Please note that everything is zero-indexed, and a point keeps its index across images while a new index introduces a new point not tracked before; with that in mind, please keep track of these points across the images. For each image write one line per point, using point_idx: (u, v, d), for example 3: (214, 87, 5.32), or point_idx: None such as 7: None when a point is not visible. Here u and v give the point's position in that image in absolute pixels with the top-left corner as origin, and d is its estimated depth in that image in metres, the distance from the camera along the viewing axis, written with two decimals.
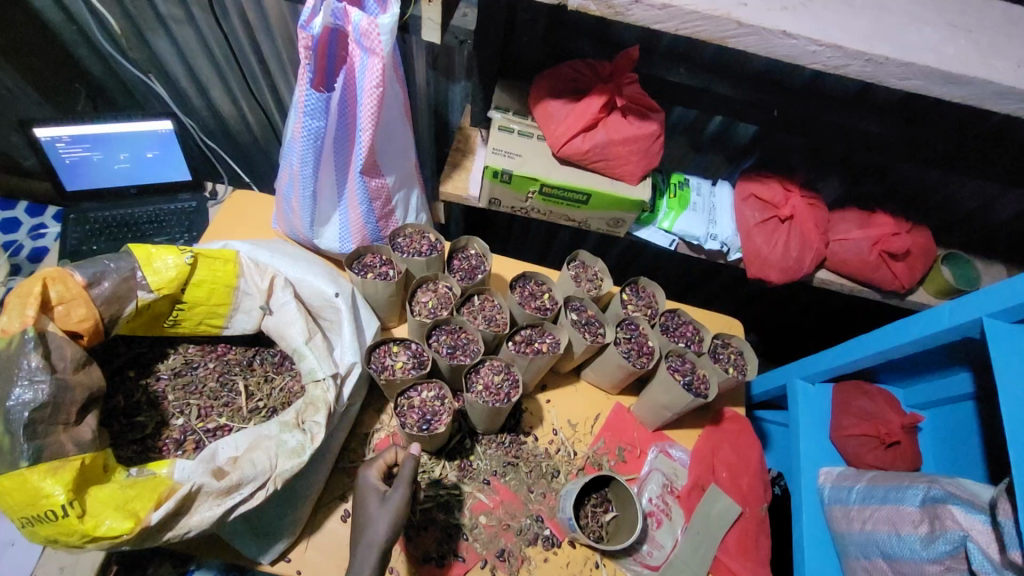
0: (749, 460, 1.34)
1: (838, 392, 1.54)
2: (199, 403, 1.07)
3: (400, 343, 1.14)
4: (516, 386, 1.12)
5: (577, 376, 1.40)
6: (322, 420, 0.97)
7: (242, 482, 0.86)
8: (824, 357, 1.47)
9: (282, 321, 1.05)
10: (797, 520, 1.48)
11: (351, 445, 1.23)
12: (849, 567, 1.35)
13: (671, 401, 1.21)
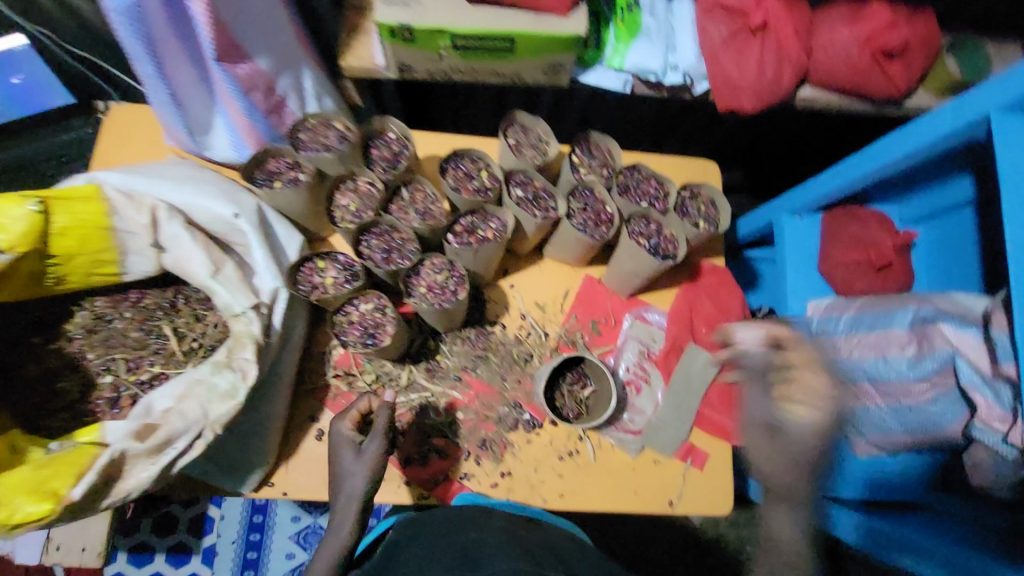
0: (731, 311, 1.28)
1: (829, 220, 1.38)
2: (124, 356, 0.98)
3: (326, 257, 1.00)
4: (463, 282, 1.01)
5: (540, 254, 1.28)
6: (252, 356, 0.89)
7: (172, 438, 0.81)
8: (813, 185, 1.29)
9: (180, 255, 0.91)
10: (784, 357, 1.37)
11: (310, 366, 1.17)
12: None
13: (638, 268, 1.10)
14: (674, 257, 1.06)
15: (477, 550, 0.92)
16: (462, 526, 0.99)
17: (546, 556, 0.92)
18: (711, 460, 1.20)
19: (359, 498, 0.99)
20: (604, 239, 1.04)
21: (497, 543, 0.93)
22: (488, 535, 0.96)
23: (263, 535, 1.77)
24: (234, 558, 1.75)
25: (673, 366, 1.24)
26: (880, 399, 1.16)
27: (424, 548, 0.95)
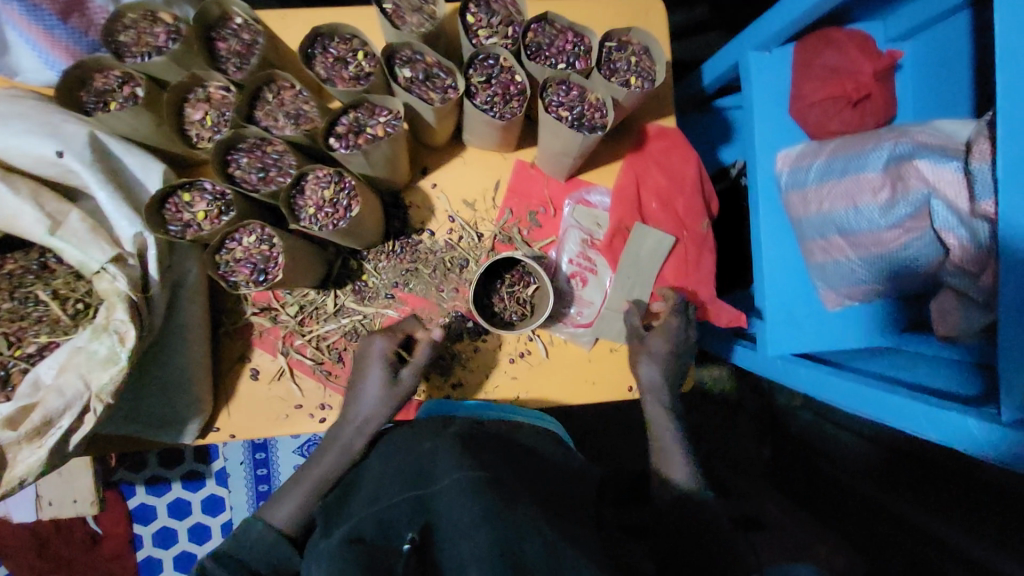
0: (684, 178, 1.14)
1: (801, 50, 1.17)
2: (4, 330, 0.89)
3: (191, 187, 0.85)
4: (356, 194, 0.87)
5: (461, 145, 1.12)
6: (125, 316, 0.78)
7: (53, 417, 0.74)
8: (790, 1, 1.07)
9: (6, 210, 0.77)
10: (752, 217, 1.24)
11: (227, 306, 1.07)
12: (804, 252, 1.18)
13: (564, 147, 0.95)
14: (601, 128, 0.89)
15: (431, 458, 0.79)
16: (422, 436, 0.86)
17: (502, 458, 0.79)
18: None
19: (373, 424, 0.95)
20: (514, 118, 0.87)
21: (452, 446, 0.80)
22: (441, 442, 0.82)
23: (268, 454, 1.81)
24: (246, 476, 1.81)
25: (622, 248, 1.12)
26: (850, 250, 1.09)
27: (385, 467, 0.84)
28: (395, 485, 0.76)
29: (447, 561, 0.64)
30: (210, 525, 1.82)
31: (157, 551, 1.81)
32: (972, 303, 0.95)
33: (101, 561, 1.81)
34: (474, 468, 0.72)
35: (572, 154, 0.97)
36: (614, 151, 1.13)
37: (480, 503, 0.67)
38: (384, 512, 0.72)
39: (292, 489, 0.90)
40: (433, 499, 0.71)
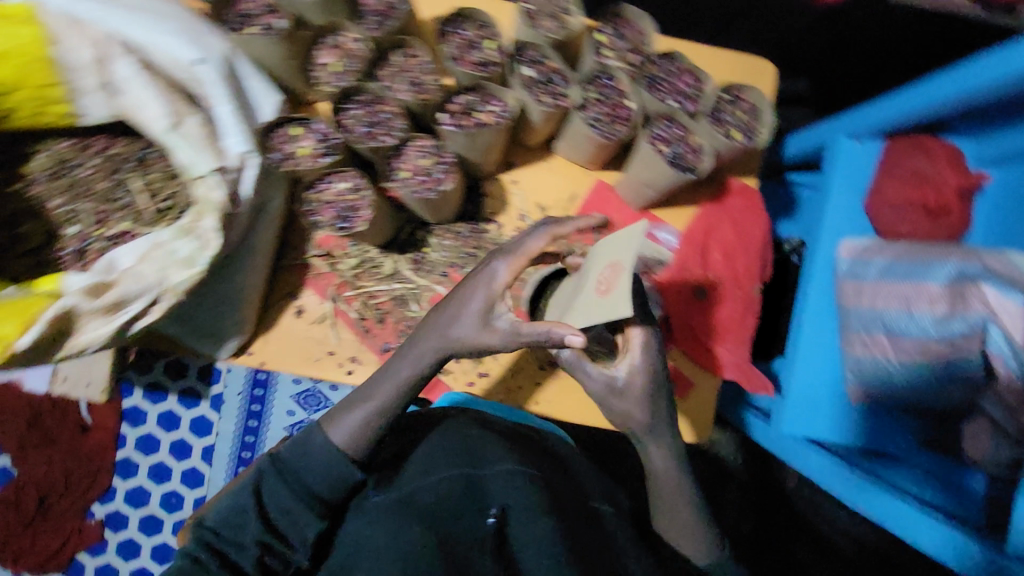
0: (751, 239, 1.16)
1: (893, 149, 1.19)
2: (91, 207, 0.93)
3: (301, 123, 0.89)
4: (451, 171, 0.90)
5: (550, 150, 1.15)
6: (214, 225, 0.82)
7: (127, 300, 0.77)
8: (904, 99, 1.10)
9: (134, 100, 0.81)
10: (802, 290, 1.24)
11: (292, 240, 1.11)
12: (845, 341, 1.15)
13: (654, 179, 0.98)
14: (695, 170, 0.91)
15: (477, 443, 0.93)
16: (464, 422, 0.98)
17: (543, 464, 0.96)
18: (693, 391, 1.13)
19: (452, 351, 0.90)
20: (614, 139, 0.90)
21: (499, 442, 0.95)
22: (487, 431, 0.96)
23: (266, 393, 1.83)
24: (239, 409, 1.83)
25: (676, 290, 1.14)
26: (895, 351, 1.06)
27: (427, 442, 0.95)
28: (445, 460, 0.90)
29: (510, 541, 0.83)
30: (193, 445, 1.83)
31: (136, 454, 1.83)
32: (1002, 436, 0.98)
33: (88, 452, 1.81)
34: (526, 468, 0.90)
35: (657, 188, 1.00)
36: (691, 196, 1.15)
37: (535, 497, 0.86)
38: (436, 483, 0.86)
39: (357, 402, 0.91)
40: (487, 483, 0.88)
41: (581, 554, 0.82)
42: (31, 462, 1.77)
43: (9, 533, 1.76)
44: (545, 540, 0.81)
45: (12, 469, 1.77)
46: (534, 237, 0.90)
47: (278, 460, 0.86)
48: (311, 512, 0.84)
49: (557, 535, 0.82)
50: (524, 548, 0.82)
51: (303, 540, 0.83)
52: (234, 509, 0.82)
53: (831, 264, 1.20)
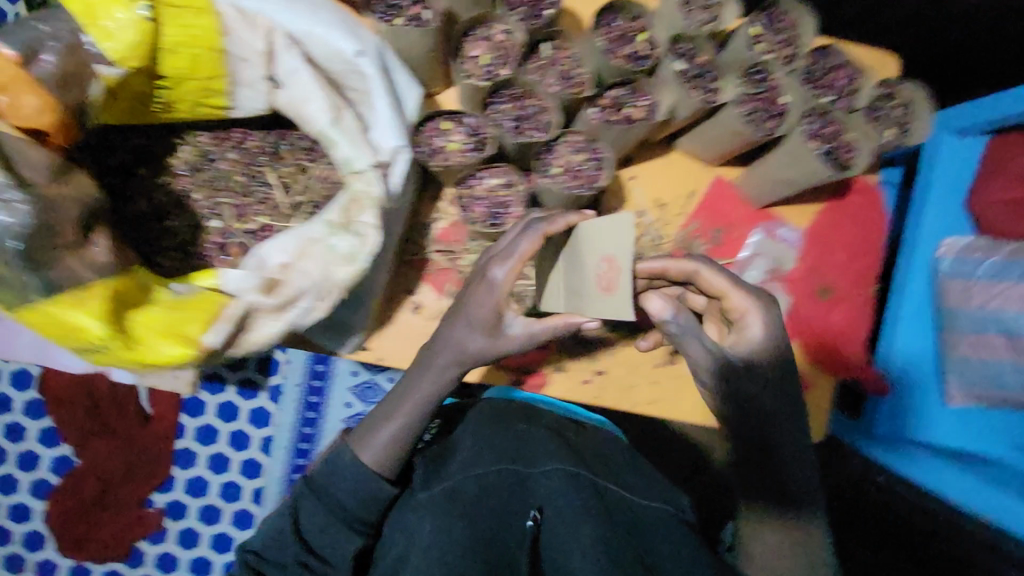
0: (872, 237, 1.14)
1: (998, 145, 1.12)
2: (230, 202, 0.91)
3: (450, 116, 0.88)
4: (603, 168, 0.88)
5: (670, 145, 1.13)
6: (372, 220, 0.80)
7: (299, 296, 0.77)
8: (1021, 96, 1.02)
9: (297, 93, 0.79)
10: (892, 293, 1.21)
11: (409, 236, 1.08)
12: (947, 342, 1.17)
13: (797, 178, 0.95)
14: (846, 168, 0.91)
15: (525, 441, 0.96)
16: (510, 418, 1.01)
17: (592, 461, 0.98)
18: (812, 390, 1.11)
19: (467, 362, 0.85)
20: (772, 135, 0.90)
21: (551, 440, 0.97)
22: (534, 427, 1.00)
23: (325, 384, 1.60)
24: (298, 400, 1.59)
25: (803, 289, 1.12)
26: (1003, 351, 1.14)
27: (475, 432, 0.98)
28: (491, 454, 0.92)
29: (551, 542, 0.86)
30: (251, 437, 1.60)
31: (195, 445, 1.59)
32: None
33: (151, 442, 1.57)
34: (571, 465, 0.91)
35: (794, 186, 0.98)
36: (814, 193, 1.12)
37: (580, 498, 0.87)
38: (481, 474, 0.88)
39: (381, 419, 0.88)
40: (537, 479, 0.90)
41: (622, 561, 0.80)
42: (92, 449, 1.54)
43: (71, 524, 1.56)
44: (586, 543, 0.81)
45: (73, 456, 1.55)
46: (525, 232, 0.80)
47: (308, 482, 0.88)
48: (350, 529, 0.86)
49: (600, 535, 0.82)
50: (564, 553, 0.82)
51: (344, 559, 0.86)
52: (277, 531, 0.85)
53: (931, 267, 1.17)
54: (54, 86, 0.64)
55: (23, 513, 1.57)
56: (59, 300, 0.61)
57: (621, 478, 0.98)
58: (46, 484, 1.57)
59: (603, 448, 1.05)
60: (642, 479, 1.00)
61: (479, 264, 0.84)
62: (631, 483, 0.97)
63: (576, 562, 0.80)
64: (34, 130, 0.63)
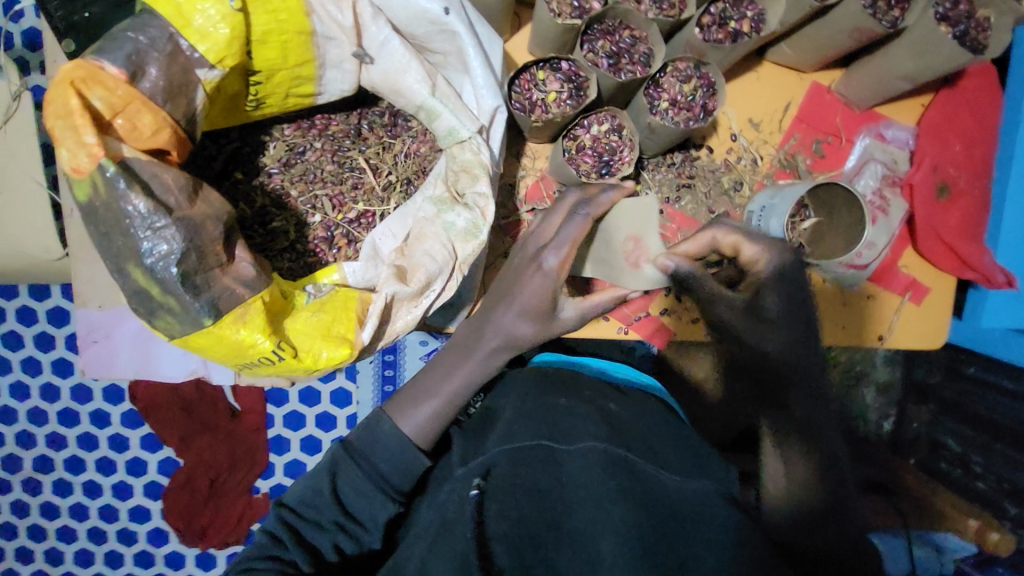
0: (989, 123, 1.04)
1: None
2: (327, 193, 0.88)
3: (546, 65, 0.81)
4: (714, 92, 0.83)
5: (759, 58, 1.04)
6: (486, 190, 0.77)
7: (432, 280, 0.74)
8: None
9: (391, 67, 0.75)
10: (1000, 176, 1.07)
11: (498, 199, 1.02)
12: None
13: (921, 70, 0.89)
14: (981, 49, 0.87)
15: (565, 414, 0.77)
16: (548, 390, 0.83)
17: (635, 432, 0.77)
18: (930, 296, 1.09)
19: (519, 349, 0.81)
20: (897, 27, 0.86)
21: (591, 414, 0.77)
22: (577, 402, 0.80)
23: (397, 356, 1.55)
24: (374, 374, 1.56)
25: (922, 193, 1.05)
26: None
27: (519, 395, 0.83)
28: (527, 425, 0.76)
29: (541, 509, 0.71)
30: (336, 417, 1.57)
31: (286, 432, 1.57)
32: None
33: (246, 435, 1.57)
34: (611, 441, 0.73)
35: (919, 79, 0.91)
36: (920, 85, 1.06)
37: (615, 481, 0.69)
38: (517, 451, 0.73)
39: (421, 398, 0.85)
40: (566, 462, 0.72)
41: (653, 549, 0.64)
42: (193, 448, 1.55)
43: (190, 520, 1.58)
44: (618, 527, 0.65)
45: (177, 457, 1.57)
46: (570, 216, 0.79)
47: (350, 448, 0.81)
48: (383, 494, 0.80)
49: (635, 518, 0.66)
50: (588, 537, 0.67)
51: (376, 521, 0.80)
52: (312, 490, 0.78)
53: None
54: (163, 98, 0.61)
55: (143, 513, 1.61)
56: (225, 321, 0.60)
57: (656, 443, 0.77)
58: (158, 486, 1.60)
59: (646, 420, 0.81)
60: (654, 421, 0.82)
61: (527, 251, 0.81)
62: (661, 450, 0.76)
63: (604, 546, 0.65)
64: (154, 150, 0.62)
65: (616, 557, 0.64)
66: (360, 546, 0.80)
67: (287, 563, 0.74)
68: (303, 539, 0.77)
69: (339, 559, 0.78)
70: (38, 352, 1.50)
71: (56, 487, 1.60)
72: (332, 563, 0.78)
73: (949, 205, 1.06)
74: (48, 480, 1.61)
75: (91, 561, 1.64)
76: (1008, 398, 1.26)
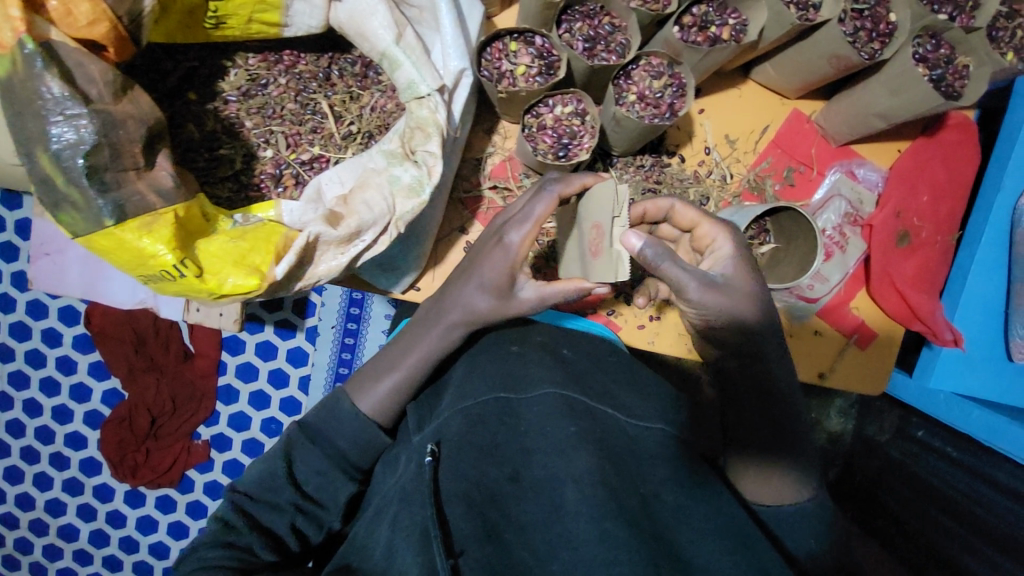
0: (962, 180, 1.05)
1: None
2: (283, 130, 0.86)
3: (519, 37, 0.82)
4: (683, 95, 0.83)
5: (743, 75, 1.04)
6: (436, 149, 0.75)
7: (362, 229, 0.73)
8: None
9: (359, 9, 0.75)
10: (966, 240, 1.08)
11: (464, 172, 0.99)
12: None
13: (896, 109, 0.89)
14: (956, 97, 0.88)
15: (520, 363, 0.78)
16: (503, 339, 0.84)
17: (588, 380, 0.79)
18: (877, 342, 1.08)
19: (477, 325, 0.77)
20: (875, 59, 0.87)
21: (544, 363, 0.78)
22: (529, 349, 0.81)
23: (360, 325, 1.46)
24: (334, 342, 1.47)
25: (881, 236, 1.06)
26: None
27: (470, 355, 0.82)
28: (481, 382, 0.75)
29: (502, 460, 0.67)
30: (290, 375, 1.50)
31: (237, 382, 1.51)
32: None
33: (194, 381, 1.50)
34: (569, 390, 0.73)
35: (891, 119, 0.91)
36: (897, 131, 1.07)
37: (575, 427, 0.68)
38: (471, 408, 0.71)
39: (381, 372, 0.79)
40: (526, 410, 0.71)
41: (616, 490, 0.63)
42: (139, 385, 1.50)
43: (124, 455, 1.53)
44: (583, 475, 0.64)
45: (122, 390, 1.52)
46: (538, 195, 0.73)
47: (305, 428, 0.76)
48: (342, 478, 0.76)
49: (601, 464, 0.65)
50: (552, 483, 0.65)
51: (336, 503, 0.76)
52: (267, 473, 0.73)
53: (1010, 216, 1.05)
54: None
55: (80, 440, 1.55)
56: (126, 226, 0.61)
57: (617, 396, 0.79)
58: (98, 416, 1.54)
59: (604, 377, 0.83)
60: (625, 378, 0.84)
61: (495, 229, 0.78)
62: (627, 404, 0.78)
63: (569, 493, 0.63)
64: (91, 42, 0.62)
65: (581, 503, 0.62)
66: (321, 528, 0.75)
67: (242, 548, 0.68)
68: (259, 523, 0.71)
69: (299, 545, 0.74)
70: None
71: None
72: (292, 550, 0.73)
73: (910, 254, 1.06)
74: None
75: (20, 478, 1.57)
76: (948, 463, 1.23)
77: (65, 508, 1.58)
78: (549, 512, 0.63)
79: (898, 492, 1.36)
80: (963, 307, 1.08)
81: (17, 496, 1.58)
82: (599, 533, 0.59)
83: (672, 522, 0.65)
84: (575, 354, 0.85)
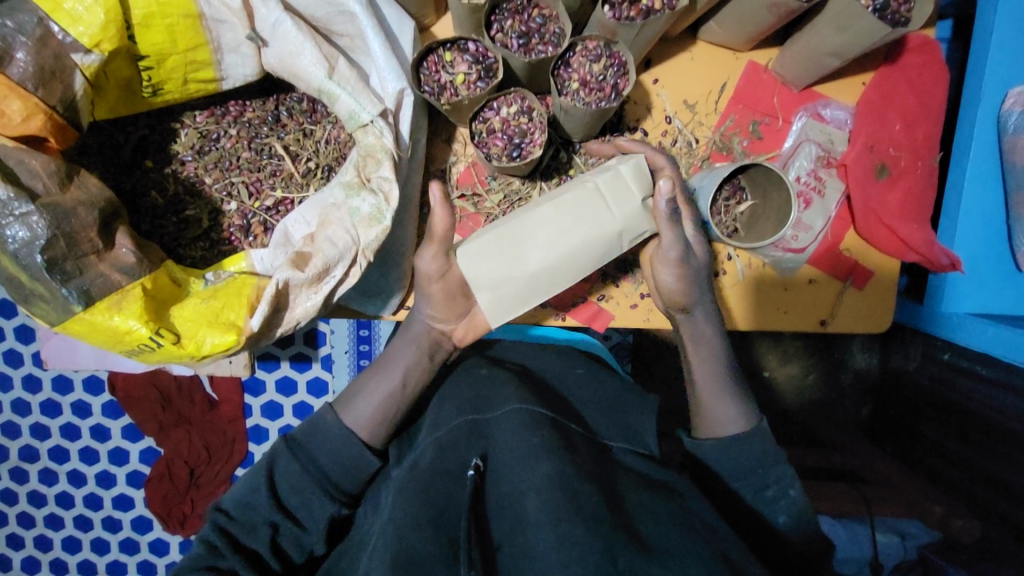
0: (933, 101, 1.03)
1: None
2: (244, 180, 0.87)
3: (451, 45, 0.81)
4: (625, 73, 0.82)
5: (691, 37, 1.02)
6: (390, 174, 0.75)
7: (330, 266, 0.73)
8: None
9: (286, 49, 0.76)
10: (952, 157, 1.06)
11: (431, 185, 0.97)
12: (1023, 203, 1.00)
13: (848, 45, 0.87)
14: (905, 23, 0.87)
15: (489, 388, 0.81)
16: (473, 364, 0.88)
17: (554, 394, 0.82)
18: (874, 279, 1.06)
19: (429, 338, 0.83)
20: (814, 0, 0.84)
21: (511, 382, 0.81)
22: (497, 370, 0.85)
23: (373, 344, 1.47)
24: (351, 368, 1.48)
25: (858, 172, 1.04)
26: None
27: (450, 375, 0.88)
28: (452, 412, 0.78)
29: (500, 490, 0.67)
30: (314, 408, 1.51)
31: (264, 421, 1.53)
32: None
33: (222, 426, 1.52)
34: (535, 405, 0.74)
35: (846, 54, 0.89)
36: (858, 65, 1.04)
37: (539, 436, 0.68)
38: (443, 435, 0.73)
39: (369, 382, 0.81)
40: (493, 428, 0.73)
41: (579, 491, 0.62)
42: (172, 439, 1.53)
43: (170, 508, 1.56)
44: (543, 483, 0.63)
45: (157, 447, 1.55)
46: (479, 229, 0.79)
47: (290, 441, 0.75)
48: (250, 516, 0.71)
49: (561, 468, 0.64)
50: (515, 495, 0.64)
51: (318, 526, 0.74)
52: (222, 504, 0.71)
53: (995, 124, 1.02)
54: (34, 84, 0.65)
55: (126, 501, 1.59)
56: (97, 308, 0.65)
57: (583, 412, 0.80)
58: (139, 476, 1.58)
59: (574, 390, 0.85)
60: (597, 393, 0.86)
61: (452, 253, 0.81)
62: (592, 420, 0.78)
63: (530, 503, 0.62)
64: (31, 137, 0.66)
65: (540, 511, 0.61)
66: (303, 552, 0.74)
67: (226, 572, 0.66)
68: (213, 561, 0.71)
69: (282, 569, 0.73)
70: (15, 339, 1.50)
71: (43, 476, 1.59)
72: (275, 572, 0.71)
73: (896, 186, 1.04)
74: (36, 468, 1.61)
75: (78, 546, 1.63)
76: (976, 382, 1.18)
77: (125, 567, 1.63)
78: (515, 526, 0.62)
79: (934, 423, 1.30)
80: (962, 228, 1.05)
81: (78, 563, 1.64)
82: (555, 537, 0.57)
83: (639, 513, 0.64)
84: (553, 363, 0.93)
